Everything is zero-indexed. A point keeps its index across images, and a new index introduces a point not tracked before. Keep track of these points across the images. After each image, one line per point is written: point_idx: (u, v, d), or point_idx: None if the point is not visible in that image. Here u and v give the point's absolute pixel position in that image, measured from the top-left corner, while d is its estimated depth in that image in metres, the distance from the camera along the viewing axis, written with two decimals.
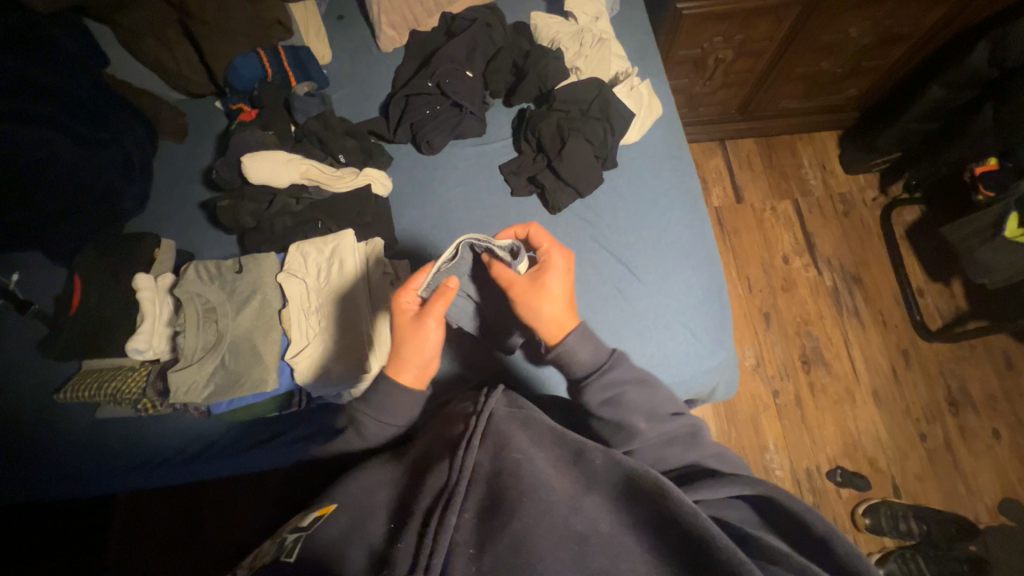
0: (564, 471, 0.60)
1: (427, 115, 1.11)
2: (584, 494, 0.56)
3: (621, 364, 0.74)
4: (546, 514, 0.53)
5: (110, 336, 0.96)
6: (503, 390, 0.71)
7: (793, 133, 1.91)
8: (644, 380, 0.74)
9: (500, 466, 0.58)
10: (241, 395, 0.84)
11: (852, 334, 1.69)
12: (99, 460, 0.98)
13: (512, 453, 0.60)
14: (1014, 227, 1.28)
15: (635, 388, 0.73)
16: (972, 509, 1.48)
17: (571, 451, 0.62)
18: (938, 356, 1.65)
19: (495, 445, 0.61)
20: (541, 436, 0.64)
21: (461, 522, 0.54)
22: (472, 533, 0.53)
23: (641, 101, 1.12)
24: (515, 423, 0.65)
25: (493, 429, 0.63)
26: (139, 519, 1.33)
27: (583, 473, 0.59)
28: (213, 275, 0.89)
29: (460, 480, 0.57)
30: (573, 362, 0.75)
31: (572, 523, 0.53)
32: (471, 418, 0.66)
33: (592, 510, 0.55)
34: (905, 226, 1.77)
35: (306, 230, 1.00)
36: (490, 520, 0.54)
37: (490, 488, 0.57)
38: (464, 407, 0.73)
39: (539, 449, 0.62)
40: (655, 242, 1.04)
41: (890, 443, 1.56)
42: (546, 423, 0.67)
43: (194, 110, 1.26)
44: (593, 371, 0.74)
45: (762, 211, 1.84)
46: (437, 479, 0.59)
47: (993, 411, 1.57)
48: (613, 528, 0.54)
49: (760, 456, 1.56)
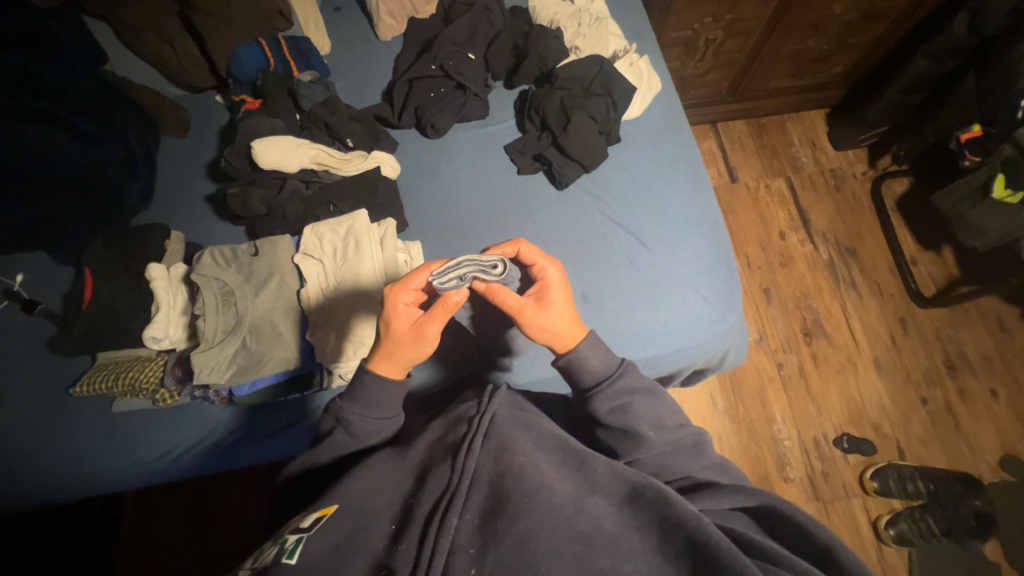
0: (567, 475, 0.62)
1: (431, 98, 1.13)
2: (588, 497, 0.58)
3: (629, 374, 0.73)
4: (549, 515, 0.55)
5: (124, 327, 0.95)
6: (506, 390, 0.72)
7: (782, 112, 1.95)
8: (650, 393, 0.75)
9: (504, 468, 0.59)
10: (264, 375, 0.85)
11: (851, 304, 1.73)
12: (112, 457, 0.96)
13: (513, 455, 0.61)
14: (1001, 189, 1.31)
15: (643, 398, 0.73)
16: (975, 468, 1.52)
17: (572, 454, 0.65)
18: (935, 321, 1.69)
19: (496, 447, 0.62)
20: (543, 440, 0.66)
21: (462, 523, 0.55)
22: (472, 534, 0.55)
23: (641, 77, 1.15)
24: (517, 426, 0.66)
25: (495, 431, 0.64)
26: (148, 522, 1.31)
27: (586, 478, 0.62)
28: (230, 259, 0.89)
29: (463, 482, 0.58)
30: (580, 372, 0.73)
31: (574, 524, 0.55)
32: (473, 420, 0.66)
33: (594, 511, 0.57)
34: (895, 198, 1.82)
35: (319, 214, 1.01)
36: (493, 521, 0.55)
37: (493, 489, 0.58)
38: (462, 408, 0.71)
39: (539, 451, 0.64)
40: (663, 213, 1.06)
41: (893, 408, 1.60)
42: (549, 429, 0.68)
43: (195, 106, 1.26)
44: (602, 384, 0.72)
45: (756, 190, 1.88)
46: (439, 480, 0.60)
47: (989, 371, 1.62)
48: (615, 530, 0.56)
49: (768, 427, 1.59)
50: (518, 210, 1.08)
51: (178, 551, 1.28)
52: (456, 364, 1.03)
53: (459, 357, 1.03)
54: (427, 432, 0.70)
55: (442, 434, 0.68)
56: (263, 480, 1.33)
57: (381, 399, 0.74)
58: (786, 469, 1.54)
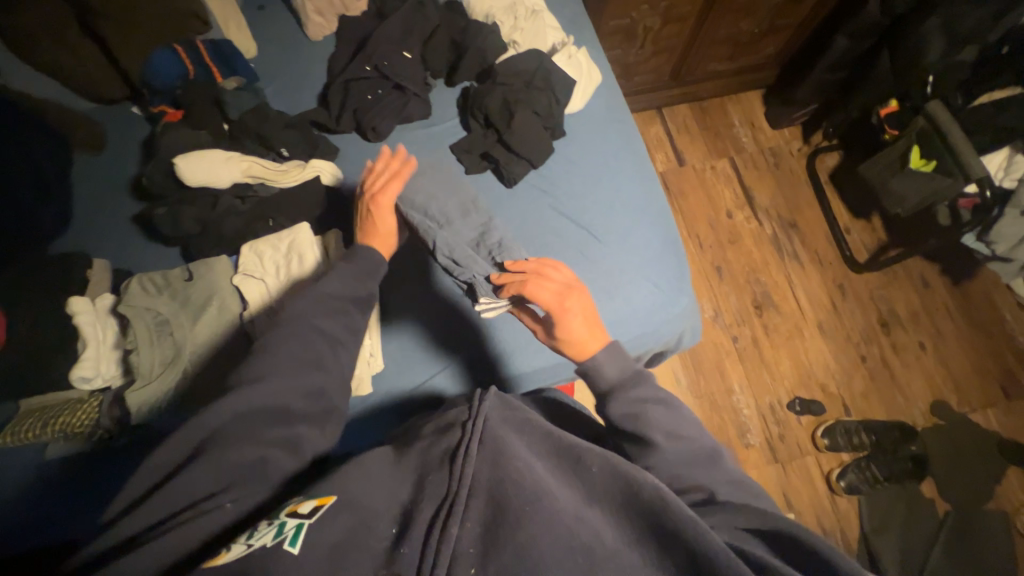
0: (564, 479, 0.60)
1: (369, 101, 1.09)
2: (585, 506, 0.57)
3: (645, 382, 0.70)
4: (550, 524, 0.53)
5: (40, 372, 0.85)
6: (495, 392, 0.69)
7: (722, 94, 2.02)
8: (659, 400, 0.69)
9: (502, 474, 0.57)
10: (215, 405, 0.80)
11: (795, 275, 1.83)
12: (47, 511, 0.86)
13: (510, 461, 0.58)
14: (917, 158, 1.45)
15: (662, 409, 0.68)
16: (909, 415, 1.66)
17: (569, 455, 0.63)
18: (869, 285, 1.82)
19: (493, 452, 0.60)
20: (538, 443, 0.65)
21: (464, 530, 0.53)
22: (475, 541, 0.53)
23: (581, 69, 1.15)
24: (511, 429, 0.64)
25: (490, 435, 0.62)
26: None
27: (582, 482, 0.60)
28: (160, 286, 0.83)
29: (462, 489, 0.56)
30: (593, 372, 0.71)
31: (577, 533, 0.53)
32: (466, 424, 0.64)
33: (593, 520, 0.55)
34: (828, 172, 1.93)
35: (258, 229, 0.96)
36: (495, 529, 0.53)
37: (493, 497, 0.56)
38: (452, 416, 0.69)
39: (536, 455, 0.62)
40: (612, 203, 1.08)
41: (837, 368, 1.72)
42: (543, 427, 0.67)
43: (109, 119, 1.15)
44: (617, 386, 0.69)
45: (703, 172, 1.94)
46: (439, 486, 0.58)
47: (918, 325, 1.77)
48: (615, 540, 0.54)
49: (728, 398, 1.67)
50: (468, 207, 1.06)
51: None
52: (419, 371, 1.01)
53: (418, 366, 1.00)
54: (423, 433, 0.69)
55: (437, 440, 0.65)
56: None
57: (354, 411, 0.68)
58: (747, 436, 1.63)
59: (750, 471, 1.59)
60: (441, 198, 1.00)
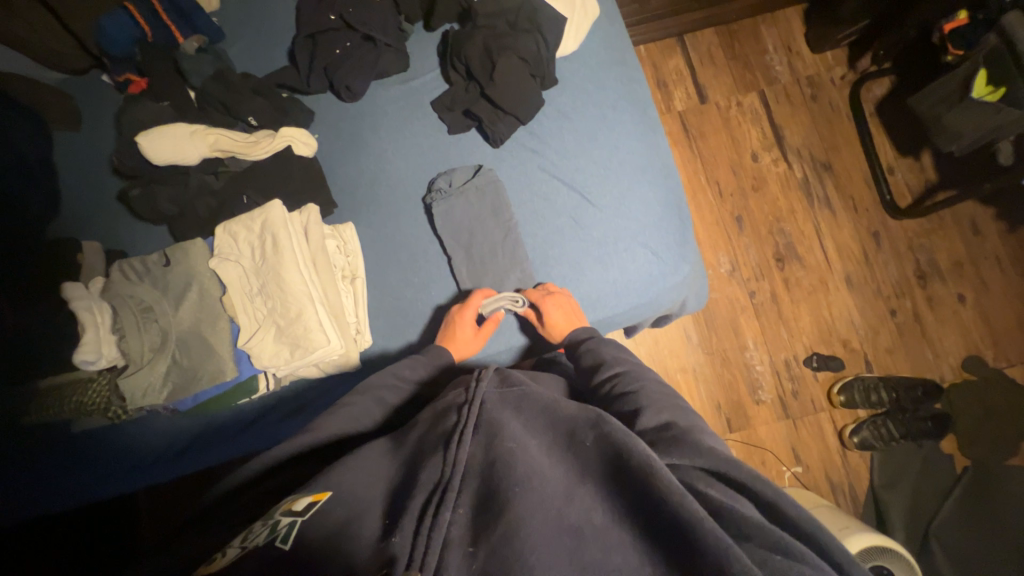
0: (558, 457, 0.52)
1: (338, 56, 0.99)
2: (577, 484, 0.49)
3: (626, 359, 0.75)
4: (537, 507, 0.46)
5: (55, 351, 0.91)
6: (495, 369, 0.64)
7: (754, 15, 1.75)
8: (678, 403, 0.65)
9: (493, 456, 0.51)
10: (203, 389, 0.86)
11: (824, 224, 1.64)
12: (90, 470, 0.96)
13: (503, 443, 0.52)
14: (981, 87, 1.21)
15: (654, 383, 0.68)
16: (937, 371, 1.53)
17: (563, 428, 0.55)
18: (908, 233, 1.62)
19: (486, 434, 0.54)
20: (535, 421, 0.57)
21: (456, 518, 0.47)
22: (467, 528, 0.47)
23: (573, 3, 1.02)
24: (508, 409, 0.57)
25: (484, 416, 0.56)
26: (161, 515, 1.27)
27: (576, 458, 0.52)
28: (141, 273, 0.88)
29: (455, 477, 0.50)
30: (609, 359, 0.75)
31: (566, 515, 0.46)
32: (462, 407, 0.58)
33: (585, 500, 0.47)
34: (874, 103, 1.68)
35: (232, 208, 0.94)
36: (486, 513, 0.47)
37: (486, 481, 0.49)
38: (444, 396, 0.64)
39: (532, 432, 0.55)
40: (606, 161, 0.98)
41: (863, 323, 1.57)
42: (538, 398, 0.59)
43: (79, 89, 1.10)
44: (629, 370, 0.72)
45: (727, 109, 1.72)
46: (431, 474, 0.51)
47: (960, 276, 1.59)
48: (607, 520, 0.46)
49: (740, 354, 1.56)
50: (448, 176, 0.98)
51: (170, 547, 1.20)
52: (395, 355, 0.95)
53: (393, 344, 0.95)
54: (418, 416, 0.62)
55: (433, 423, 0.59)
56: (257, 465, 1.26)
57: (340, 407, 0.69)
58: (758, 392, 1.54)
59: (758, 428, 1.51)
60: (476, 211, 0.96)
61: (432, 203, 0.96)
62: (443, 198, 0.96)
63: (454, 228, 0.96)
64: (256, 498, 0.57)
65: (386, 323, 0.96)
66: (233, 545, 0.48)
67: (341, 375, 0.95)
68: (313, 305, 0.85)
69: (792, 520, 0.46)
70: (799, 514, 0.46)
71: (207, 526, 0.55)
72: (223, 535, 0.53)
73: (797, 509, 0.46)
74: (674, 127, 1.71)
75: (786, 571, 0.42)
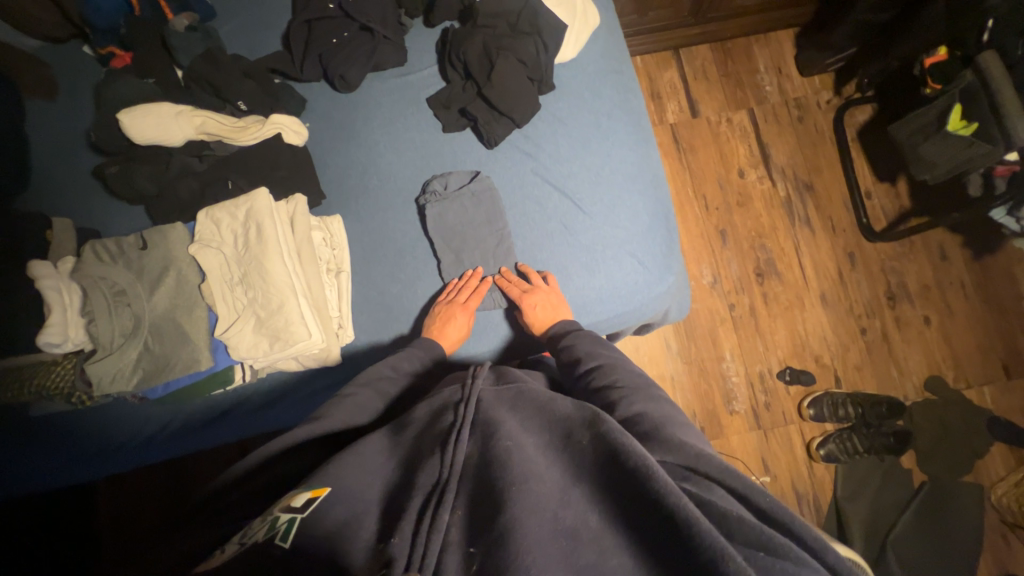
0: (553, 458, 0.53)
1: (335, 45, 0.98)
2: (572, 485, 0.50)
3: (600, 349, 0.78)
4: (535, 508, 0.46)
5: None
6: (489, 368, 0.66)
7: (748, 35, 1.79)
8: (653, 393, 0.67)
9: (490, 456, 0.51)
10: (175, 376, 0.83)
11: (803, 241, 1.69)
12: (48, 455, 0.92)
13: (500, 442, 0.52)
14: (957, 119, 1.26)
15: (628, 375, 0.71)
16: (902, 390, 1.59)
17: (559, 429, 0.56)
18: (881, 255, 1.68)
19: (483, 434, 0.55)
20: (531, 420, 0.58)
21: (454, 520, 0.47)
22: (465, 529, 0.47)
23: (574, 10, 1.03)
24: (504, 409, 0.58)
25: (481, 417, 0.57)
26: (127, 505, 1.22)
27: (571, 457, 0.52)
28: (115, 255, 0.85)
29: (453, 477, 0.50)
30: (584, 354, 0.77)
31: (562, 517, 0.46)
32: (458, 407, 0.59)
33: (580, 502, 0.48)
34: (856, 128, 1.74)
35: (216, 193, 0.92)
36: (484, 514, 0.47)
37: (484, 481, 0.50)
38: (439, 394, 0.64)
39: (528, 431, 0.56)
40: (598, 169, 0.99)
41: (834, 340, 1.63)
42: (534, 398, 0.61)
43: (58, 59, 1.05)
44: (604, 364, 0.73)
45: (717, 124, 1.75)
46: (429, 475, 0.51)
47: (927, 299, 1.66)
48: (603, 522, 0.46)
49: (717, 365, 1.60)
50: (443, 178, 0.98)
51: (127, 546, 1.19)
52: (376, 351, 0.94)
53: (376, 339, 0.94)
54: (413, 413, 0.63)
55: (429, 421, 0.60)
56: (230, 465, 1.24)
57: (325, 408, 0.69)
58: (732, 403, 1.57)
59: (730, 437, 1.55)
60: (471, 215, 0.96)
61: (426, 204, 0.96)
62: (433, 203, 0.95)
63: (446, 229, 0.96)
64: (250, 497, 0.56)
65: (369, 318, 0.95)
66: (231, 543, 0.47)
67: (321, 369, 0.93)
68: (297, 298, 0.84)
69: (767, 511, 0.47)
70: (773, 505, 0.47)
71: (191, 526, 0.53)
72: (212, 535, 0.51)
73: (769, 499, 0.47)
74: (665, 139, 1.74)
75: (772, 568, 0.43)
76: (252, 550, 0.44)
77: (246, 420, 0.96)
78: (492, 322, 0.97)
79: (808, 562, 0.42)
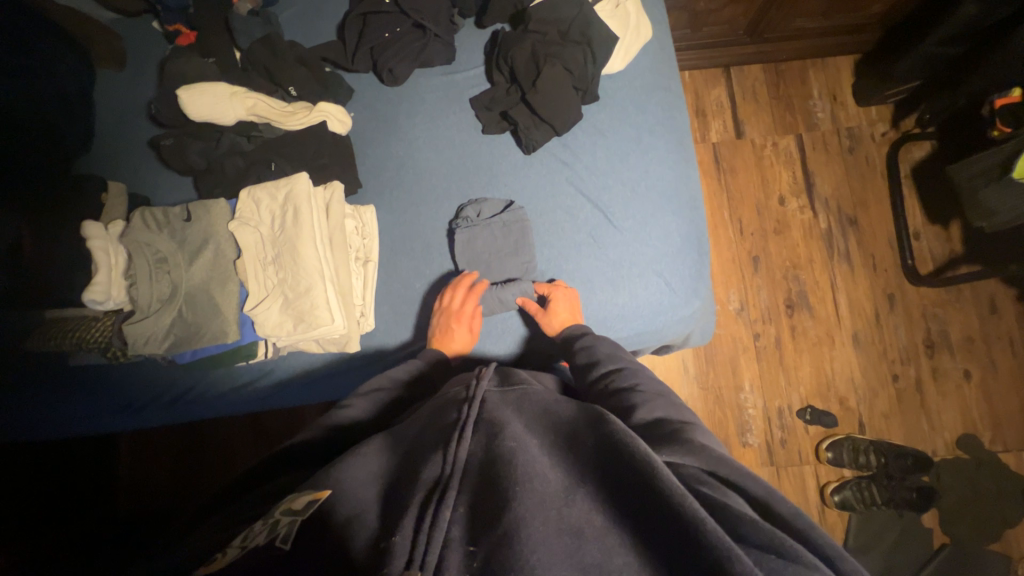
0: (558, 457, 0.52)
1: (387, 39, 1.00)
2: (576, 484, 0.48)
3: (620, 353, 0.78)
4: (537, 507, 0.45)
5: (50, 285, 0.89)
6: (495, 368, 0.66)
7: (805, 58, 1.73)
8: (671, 400, 0.67)
9: (494, 455, 0.51)
10: (203, 345, 0.87)
11: (840, 277, 1.62)
12: (83, 406, 0.98)
13: (503, 442, 0.52)
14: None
15: (646, 382, 0.70)
16: (930, 444, 1.51)
17: (563, 432, 0.55)
18: (924, 300, 1.60)
19: (487, 433, 0.55)
20: (536, 423, 0.57)
21: (456, 517, 0.47)
22: (467, 527, 0.47)
23: (627, 22, 1.01)
24: (509, 410, 0.58)
25: (485, 416, 0.57)
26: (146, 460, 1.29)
27: (576, 457, 0.51)
28: (161, 224, 0.89)
29: (455, 474, 0.50)
30: (602, 357, 0.77)
31: (565, 516, 0.45)
32: (463, 405, 0.59)
33: (585, 501, 0.47)
34: (912, 165, 1.66)
35: (259, 173, 0.95)
36: (485, 511, 0.47)
37: (486, 479, 0.49)
38: (446, 392, 0.65)
39: (532, 432, 0.55)
40: (634, 184, 0.98)
41: (863, 383, 1.56)
42: (540, 403, 0.61)
43: (129, 32, 1.11)
44: (624, 367, 0.74)
45: (762, 148, 1.70)
46: (431, 472, 0.51)
47: (969, 352, 1.56)
48: (608, 522, 0.45)
49: (735, 395, 1.55)
50: (482, 193, 1.00)
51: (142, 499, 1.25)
52: (394, 340, 0.96)
53: (395, 330, 0.96)
54: (419, 411, 0.65)
55: (433, 417, 0.60)
56: (243, 437, 1.28)
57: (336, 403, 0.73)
58: (747, 435, 1.52)
59: None
60: (499, 245, 0.95)
61: (456, 230, 0.96)
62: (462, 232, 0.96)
63: (472, 258, 0.96)
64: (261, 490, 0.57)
65: (391, 310, 0.97)
66: (233, 545, 0.47)
67: (338, 354, 0.95)
68: (325, 281, 0.86)
69: (781, 518, 0.46)
70: (789, 511, 0.46)
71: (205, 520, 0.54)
72: (223, 524, 0.51)
73: (786, 506, 0.46)
74: (705, 157, 1.70)
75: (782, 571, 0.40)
76: (252, 552, 0.45)
77: (263, 394, 0.99)
78: (509, 327, 0.97)
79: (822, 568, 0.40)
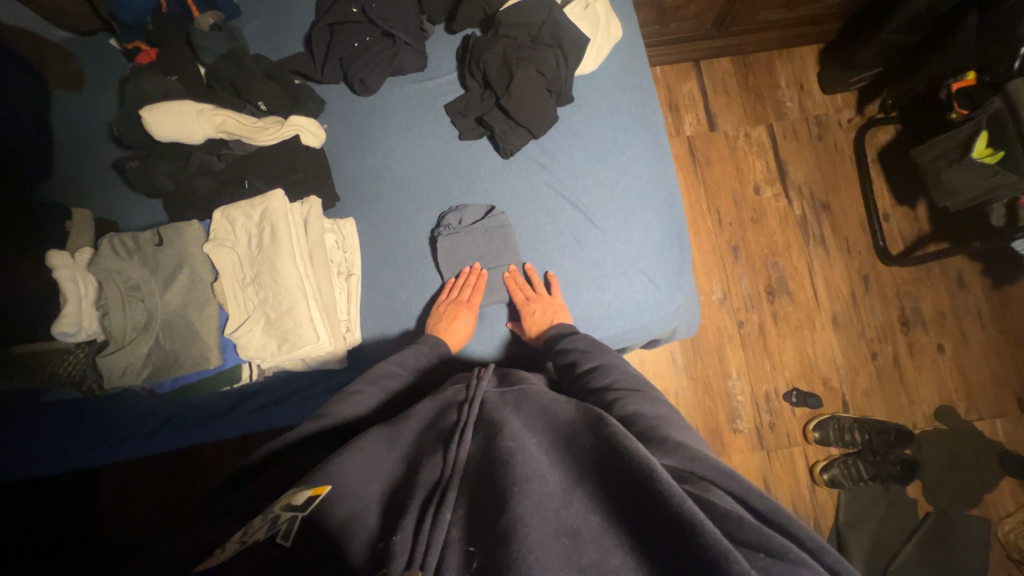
0: (556, 459, 0.52)
1: (356, 49, 0.98)
2: (575, 485, 0.49)
3: (598, 350, 0.78)
4: (537, 506, 0.45)
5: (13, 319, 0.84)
6: (494, 369, 0.66)
7: (771, 50, 1.77)
8: (649, 395, 0.67)
9: (493, 455, 0.51)
10: (184, 373, 0.85)
11: (817, 261, 1.67)
12: (61, 442, 0.94)
13: (503, 442, 0.52)
14: (982, 147, 1.22)
15: (626, 379, 0.71)
16: (910, 418, 1.56)
17: (562, 432, 0.56)
18: (896, 279, 1.65)
19: (486, 434, 0.55)
20: (534, 422, 0.58)
21: (455, 519, 0.47)
22: (465, 528, 0.46)
23: (597, 23, 1.02)
24: (508, 410, 0.59)
25: (484, 419, 0.57)
26: (134, 492, 1.25)
27: (574, 457, 0.52)
28: (132, 250, 0.86)
29: (455, 476, 0.50)
30: (580, 356, 0.77)
31: (564, 516, 0.45)
32: (463, 407, 0.60)
33: (583, 501, 0.47)
34: (878, 149, 1.71)
35: (233, 191, 0.93)
36: (484, 511, 0.46)
37: (485, 479, 0.50)
38: (444, 396, 0.65)
39: (531, 432, 0.55)
40: (613, 184, 0.98)
41: (844, 363, 1.60)
42: (538, 402, 0.61)
43: (86, 51, 1.07)
44: (602, 365, 0.74)
45: (735, 139, 1.73)
46: (430, 475, 0.51)
47: (941, 327, 1.62)
48: (605, 522, 0.45)
49: (723, 382, 1.58)
50: (463, 200, 0.99)
51: (132, 531, 1.22)
52: (381, 353, 0.95)
53: (382, 343, 0.95)
54: (416, 409, 0.65)
55: (433, 421, 0.61)
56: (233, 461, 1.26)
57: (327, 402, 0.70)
58: (736, 421, 1.55)
59: (733, 456, 1.53)
60: (483, 251, 0.95)
61: (438, 236, 0.95)
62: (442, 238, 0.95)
63: (459, 266, 0.96)
64: (258, 491, 0.55)
65: (377, 323, 0.95)
66: (231, 541, 0.46)
67: (326, 371, 0.94)
68: (308, 300, 0.85)
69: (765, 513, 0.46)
70: (769, 507, 0.46)
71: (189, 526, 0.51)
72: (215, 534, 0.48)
73: (764, 501, 0.46)
74: (681, 151, 1.72)
75: None
76: (252, 547, 0.44)
77: (248, 417, 0.96)
78: (492, 329, 0.97)
79: (808, 562, 0.40)
